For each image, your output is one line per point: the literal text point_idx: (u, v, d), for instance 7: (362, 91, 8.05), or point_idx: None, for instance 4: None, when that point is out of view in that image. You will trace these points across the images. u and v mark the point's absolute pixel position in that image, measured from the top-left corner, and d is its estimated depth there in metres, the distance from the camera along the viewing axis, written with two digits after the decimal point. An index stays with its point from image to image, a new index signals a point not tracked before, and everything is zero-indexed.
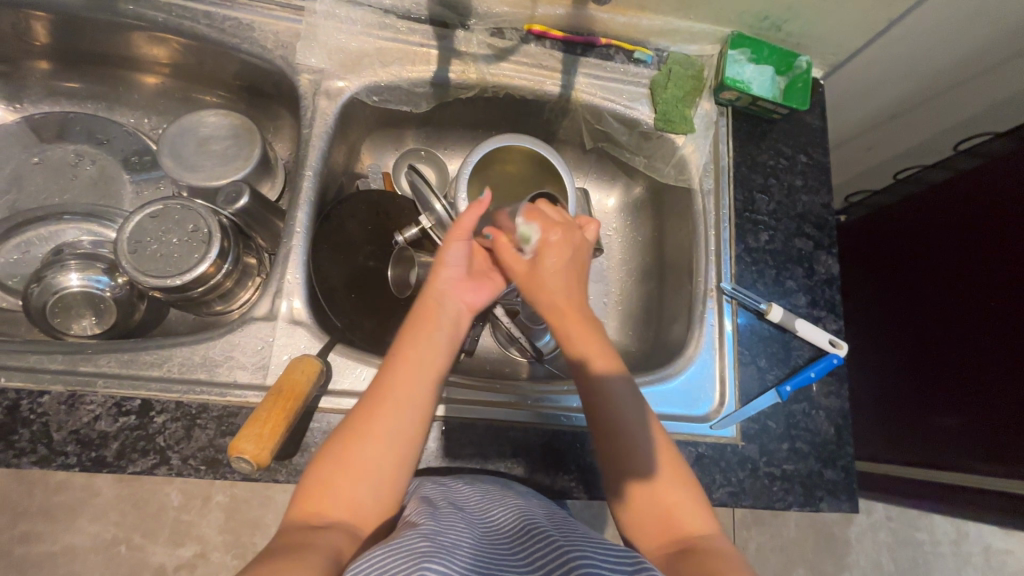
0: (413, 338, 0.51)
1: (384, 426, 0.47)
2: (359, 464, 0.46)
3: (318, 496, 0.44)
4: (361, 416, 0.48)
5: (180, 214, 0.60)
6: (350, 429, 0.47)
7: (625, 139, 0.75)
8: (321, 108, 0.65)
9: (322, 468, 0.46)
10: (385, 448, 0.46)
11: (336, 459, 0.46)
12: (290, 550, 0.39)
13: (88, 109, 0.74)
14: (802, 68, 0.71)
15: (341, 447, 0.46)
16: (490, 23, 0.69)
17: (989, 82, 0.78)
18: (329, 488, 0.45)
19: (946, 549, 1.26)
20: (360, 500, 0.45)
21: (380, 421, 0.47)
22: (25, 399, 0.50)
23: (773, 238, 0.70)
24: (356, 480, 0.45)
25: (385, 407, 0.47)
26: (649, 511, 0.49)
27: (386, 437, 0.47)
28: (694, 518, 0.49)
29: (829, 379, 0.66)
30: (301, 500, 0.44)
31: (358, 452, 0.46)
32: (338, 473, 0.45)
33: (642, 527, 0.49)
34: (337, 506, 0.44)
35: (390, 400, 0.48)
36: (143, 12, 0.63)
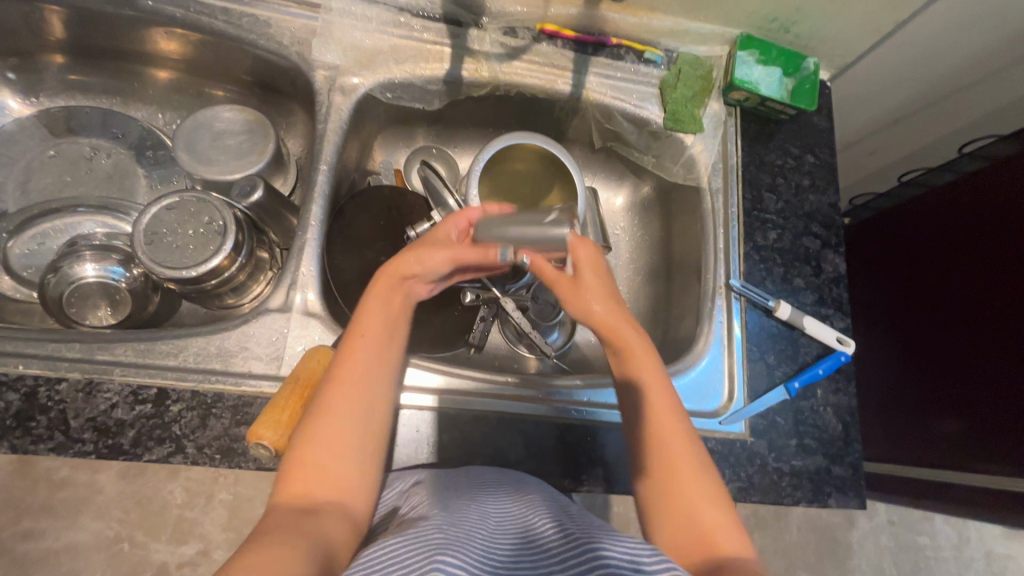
0: (378, 311, 0.50)
1: (349, 395, 0.46)
2: (336, 439, 0.44)
3: (300, 479, 0.42)
4: (330, 391, 0.46)
5: (195, 206, 0.60)
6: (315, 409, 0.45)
7: (634, 138, 0.76)
8: (336, 104, 0.66)
9: (295, 451, 0.43)
10: (361, 420, 0.45)
11: (309, 439, 0.43)
12: (282, 536, 0.37)
13: (103, 104, 0.75)
14: (810, 69, 0.73)
15: (311, 425, 0.44)
16: (503, 22, 0.69)
17: (993, 87, 0.79)
18: (308, 470, 0.42)
19: (948, 554, 1.26)
20: (343, 475, 0.43)
21: (344, 392, 0.46)
22: (42, 386, 0.51)
23: (781, 236, 0.71)
24: (335, 455, 0.43)
25: (352, 380, 0.46)
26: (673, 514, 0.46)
27: (360, 407, 0.46)
28: (725, 534, 0.45)
29: (837, 376, 0.67)
30: (281, 488, 0.42)
31: (334, 427, 0.44)
32: (315, 451, 0.43)
33: (672, 533, 0.46)
34: (321, 485, 0.42)
35: (358, 370, 0.47)
36: (162, 8, 0.64)
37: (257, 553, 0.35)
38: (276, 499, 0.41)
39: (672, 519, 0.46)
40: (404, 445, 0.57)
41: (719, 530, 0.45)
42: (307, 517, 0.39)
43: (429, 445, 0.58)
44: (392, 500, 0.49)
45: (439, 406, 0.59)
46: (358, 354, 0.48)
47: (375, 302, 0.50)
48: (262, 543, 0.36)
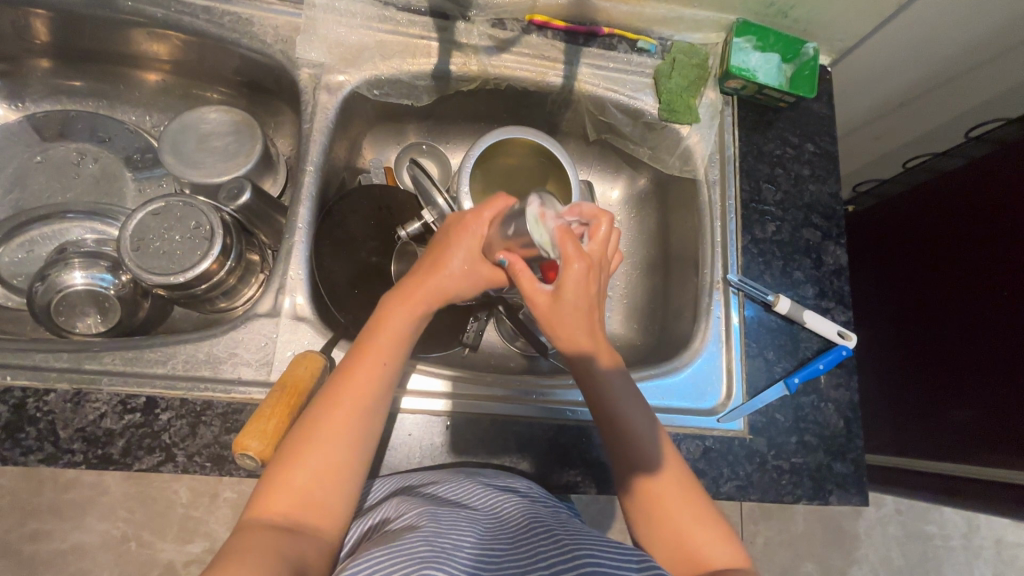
0: (379, 328, 0.49)
1: (338, 419, 0.45)
2: (323, 464, 0.43)
3: (280, 497, 0.42)
4: (318, 412, 0.45)
5: (181, 210, 0.59)
6: (301, 428, 0.44)
7: (629, 130, 0.74)
8: (322, 102, 0.65)
9: (278, 468, 0.43)
10: (346, 448, 0.44)
11: (294, 459, 0.43)
12: (256, 552, 0.37)
13: (90, 108, 0.74)
14: (810, 55, 0.70)
15: (296, 443, 0.43)
16: (491, 14, 0.68)
17: (999, 69, 0.76)
18: (288, 485, 0.42)
19: (956, 543, 1.25)
20: (322, 495, 0.43)
21: (334, 416, 0.45)
22: (31, 397, 0.51)
23: (780, 228, 0.69)
24: (316, 480, 0.42)
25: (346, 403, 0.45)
26: (670, 523, 0.48)
27: (347, 434, 0.45)
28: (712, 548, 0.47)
29: (838, 371, 0.66)
30: (257, 499, 0.42)
31: (321, 450, 0.43)
32: (299, 471, 0.42)
33: (666, 549, 0.48)
34: (301, 506, 0.42)
35: (351, 393, 0.46)
36: (142, 8, 0.62)
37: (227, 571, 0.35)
38: (250, 510, 0.41)
39: (655, 526, 0.48)
40: (397, 449, 0.57)
41: (708, 546, 0.47)
42: (284, 533, 0.40)
43: (423, 448, 0.57)
44: (385, 506, 0.48)
45: (434, 410, 0.59)
46: (356, 375, 0.46)
47: (381, 320, 0.49)
48: (233, 559, 0.36)
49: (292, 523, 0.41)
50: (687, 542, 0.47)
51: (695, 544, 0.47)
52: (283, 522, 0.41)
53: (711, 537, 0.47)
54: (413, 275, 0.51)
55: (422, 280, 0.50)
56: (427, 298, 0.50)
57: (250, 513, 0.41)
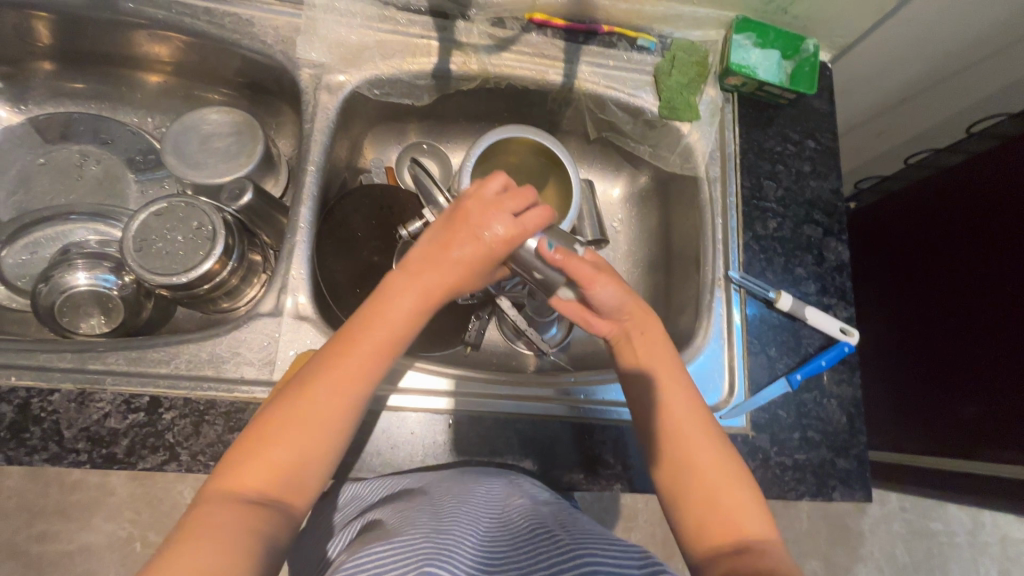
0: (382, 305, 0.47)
1: (322, 400, 0.44)
2: (301, 444, 0.43)
3: (255, 474, 0.41)
4: (303, 392, 0.44)
5: (184, 211, 0.60)
6: (278, 409, 0.43)
7: (629, 127, 0.74)
8: (323, 102, 0.65)
9: (256, 452, 0.42)
10: (333, 429, 0.44)
11: (272, 440, 0.42)
12: (228, 534, 0.38)
13: (92, 109, 0.74)
14: (810, 51, 0.70)
15: (279, 424, 0.43)
16: (490, 13, 0.68)
17: (1000, 64, 0.76)
18: (262, 468, 0.42)
19: (961, 540, 1.25)
20: (293, 479, 0.43)
21: (320, 396, 0.44)
22: (35, 397, 0.51)
23: (782, 224, 0.69)
24: (295, 457, 0.42)
25: (330, 384, 0.45)
26: (694, 505, 0.47)
27: (327, 415, 0.44)
28: (744, 517, 0.45)
29: (841, 367, 0.66)
30: (225, 476, 0.41)
31: (309, 430, 0.43)
32: (280, 448, 0.42)
33: (698, 526, 0.46)
34: (277, 485, 0.42)
35: (336, 373, 0.45)
36: (145, 10, 0.63)
37: (196, 551, 0.36)
38: (218, 488, 0.40)
39: (690, 506, 0.47)
40: (399, 447, 0.57)
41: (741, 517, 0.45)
42: (259, 513, 0.40)
43: (426, 446, 0.58)
44: (386, 505, 0.48)
45: (439, 409, 0.59)
46: (348, 353, 0.46)
47: (389, 300, 0.47)
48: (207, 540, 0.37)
49: (268, 502, 0.41)
50: (718, 513, 0.46)
51: (725, 516, 0.46)
52: (258, 500, 0.40)
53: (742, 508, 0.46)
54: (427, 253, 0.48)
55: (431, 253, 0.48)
56: (442, 285, 0.47)
57: (219, 483, 0.41)
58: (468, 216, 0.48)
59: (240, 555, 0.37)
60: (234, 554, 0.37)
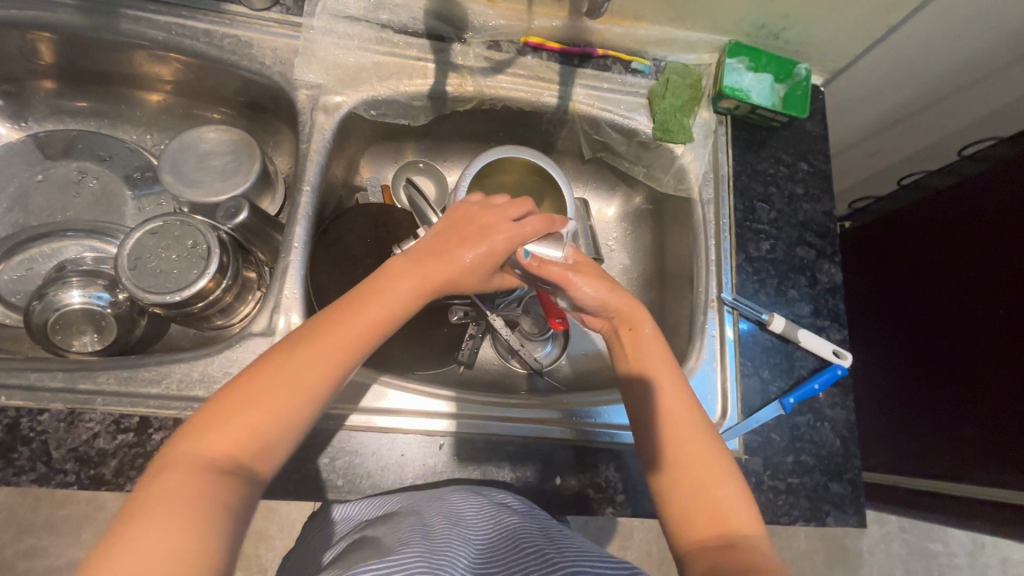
0: (383, 285, 0.48)
1: (306, 370, 0.43)
2: (279, 410, 0.42)
3: (225, 436, 0.40)
4: (293, 354, 0.44)
5: (178, 230, 0.60)
6: (264, 371, 0.43)
7: (624, 149, 0.75)
8: (319, 123, 0.66)
9: (233, 407, 0.41)
10: (312, 404, 0.44)
11: (250, 400, 0.42)
12: (185, 503, 0.37)
13: (91, 127, 0.75)
14: (801, 75, 0.71)
15: (259, 386, 0.42)
16: (486, 36, 0.69)
17: (993, 86, 0.77)
18: (236, 427, 0.41)
19: (961, 561, 1.23)
20: (268, 443, 0.42)
21: (304, 365, 0.43)
22: (24, 417, 0.51)
23: (774, 246, 0.70)
24: (272, 420, 0.42)
25: (319, 352, 0.44)
26: (687, 502, 0.47)
27: (314, 388, 0.44)
28: (733, 510, 0.46)
29: (834, 390, 0.65)
30: (197, 435, 0.40)
31: (291, 396, 0.43)
32: (257, 412, 0.41)
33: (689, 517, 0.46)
34: (246, 448, 0.41)
35: (331, 343, 0.45)
36: (145, 32, 0.64)
37: (154, 524, 0.35)
38: (187, 443, 0.40)
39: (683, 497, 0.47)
40: (389, 469, 0.57)
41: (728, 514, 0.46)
42: (220, 478, 0.39)
43: (417, 468, 0.57)
44: (375, 525, 0.48)
45: (441, 430, 0.59)
46: (344, 323, 0.46)
47: (389, 281, 0.48)
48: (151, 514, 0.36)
49: (235, 466, 0.40)
50: (705, 502, 0.46)
51: (713, 507, 0.46)
52: (225, 464, 0.40)
53: (727, 505, 0.46)
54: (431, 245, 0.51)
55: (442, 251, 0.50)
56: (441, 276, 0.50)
57: (185, 446, 0.40)
58: (473, 218, 0.53)
59: (203, 525, 0.36)
60: (197, 525, 0.36)
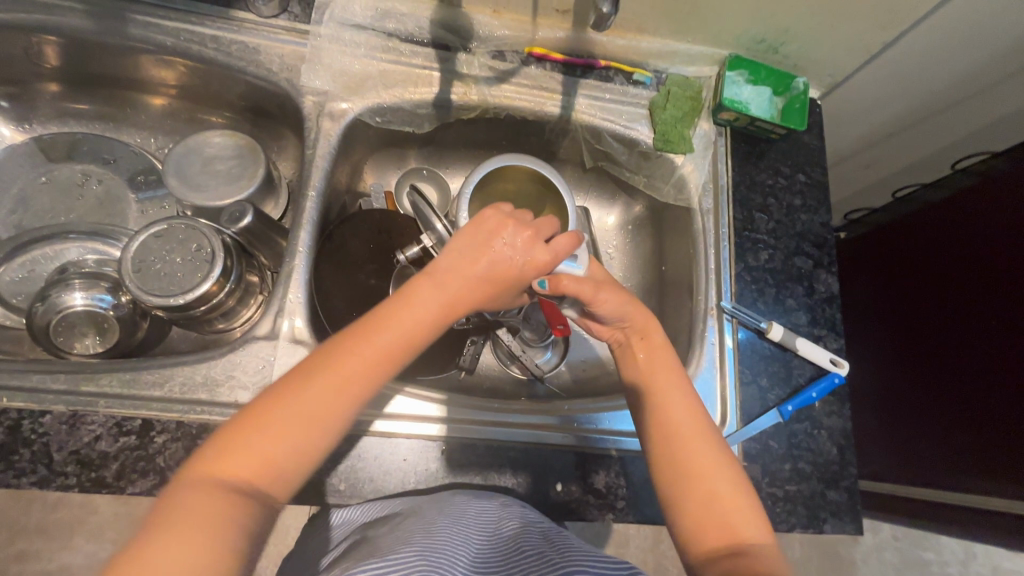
0: (404, 312, 0.46)
1: (322, 397, 0.43)
2: (299, 437, 0.42)
3: (239, 459, 0.40)
4: (314, 380, 0.43)
5: (183, 233, 0.60)
6: (280, 394, 0.42)
7: (625, 158, 0.76)
8: (325, 129, 0.66)
9: (249, 431, 0.41)
10: (326, 433, 0.43)
11: (268, 424, 0.41)
12: (204, 520, 0.37)
13: (96, 130, 0.75)
14: (800, 89, 0.72)
15: (276, 411, 0.42)
16: (491, 46, 0.70)
17: (985, 102, 0.79)
18: (252, 453, 0.40)
19: (954, 570, 1.24)
20: (283, 470, 0.41)
21: (319, 394, 0.43)
22: (26, 419, 0.51)
23: (773, 256, 0.71)
24: (287, 447, 0.41)
25: (341, 379, 0.43)
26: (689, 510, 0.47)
27: (332, 415, 0.43)
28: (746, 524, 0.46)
29: (831, 399, 0.66)
30: (214, 458, 0.40)
31: (307, 423, 0.42)
32: (270, 437, 0.41)
33: (691, 520, 0.47)
34: (260, 473, 0.40)
35: (354, 371, 0.44)
36: (152, 36, 0.64)
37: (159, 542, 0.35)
38: (204, 466, 0.39)
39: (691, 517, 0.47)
40: (391, 474, 0.57)
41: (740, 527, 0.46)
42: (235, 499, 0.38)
43: (417, 473, 0.57)
44: (376, 526, 0.48)
45: (435, 435, 0.59)
46: (364, 349, 0.44)
47: (409, 301, 0.46)
48: (167, 525, 0.36)
49: (248, 489, 0.40)
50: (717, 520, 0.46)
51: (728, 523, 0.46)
52: (237, 484, 0.39)
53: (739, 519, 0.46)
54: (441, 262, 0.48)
55: (458, 264, 0.48)
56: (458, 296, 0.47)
57: (202, 467, 0.39)
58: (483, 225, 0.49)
59: (214, 541, 0.36)
60: (208, 544, 0.36)
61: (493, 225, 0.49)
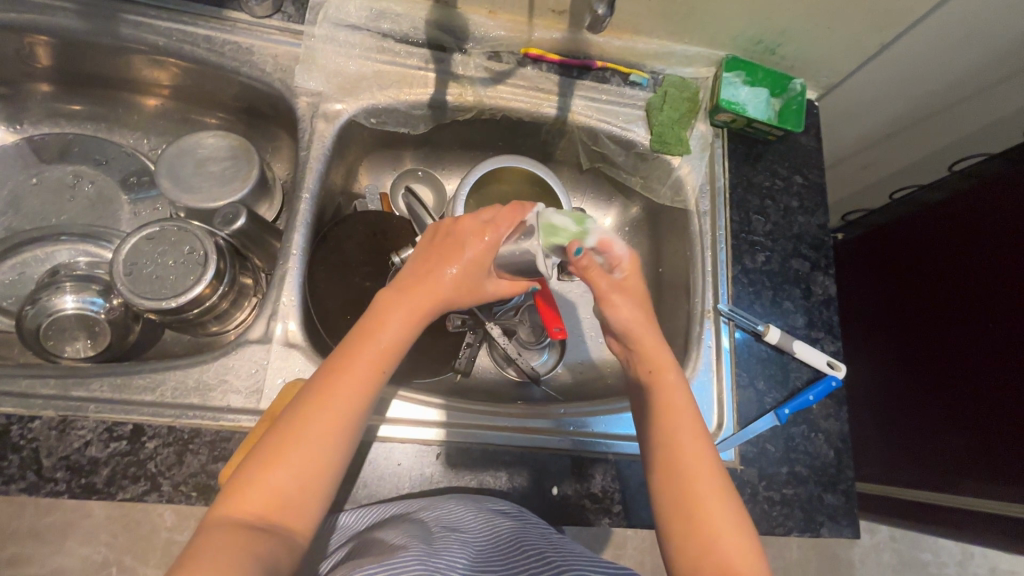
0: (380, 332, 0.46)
1: (319, 425, 0.43)
2: (305, 467, 0.42)
3: (250, 496, 0.40)
4: (308, 410, 0.43)
5: (176, 235, 0.59)
6: (278, 431, 0.42)
7: (621, 159, 0.76)
8: (319, 130, 0.66)
9: (255, 470, 0.41)
10: (332, 457, 0.43)
11: (274, 460, 0.41)
12: (227, 558, 0.36)
13: (88, 131, 0.74)
14: (796, 90, 0.72)
15: (278, 446, 0.42)
16: (487, 47, 0.69)
17: (982, 103, 0.78)
18: (265, 489, 0.40)
19: (951, 571, 1.24)
20: (299, 502, 0.41)
21: (315, 422, 0.43)
22: (14, 424, 0.50)
23: (770, 258, 0.70)
24: (295, 480, 0.41)
25: (333, 406, 0.43)
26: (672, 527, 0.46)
27: (331, 440, 0.43)
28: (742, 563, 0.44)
29: (828, 402, 0.66)
30: (229, 500, 0.40)
31: (308, 453, 0.42)
32: (278, 472, 0.41)
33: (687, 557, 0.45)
34: (276, 509, 0.40)
35: (342, 395, 0.44)
36: (144, 37, 0.64)
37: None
38: (220, 510, 0.39)
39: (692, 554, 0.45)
40: (386, 479, 0.56)
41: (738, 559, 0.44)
42: (254, 536, 0.38)
43: (412, 478, 0.57)
44: (373, 532, 0.47)
45: (432, 439, 0.59)
46: (351, 373, 0.45)
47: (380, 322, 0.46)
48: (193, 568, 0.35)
49: (266, 525, 0.40)
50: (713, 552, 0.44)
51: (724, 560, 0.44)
52: (254, 522, 0.39)
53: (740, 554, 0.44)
54: (411, 279, 0.48)
55: (428, 282, 0.48)
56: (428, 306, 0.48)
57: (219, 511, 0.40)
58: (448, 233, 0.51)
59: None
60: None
61: (461, 238, 0.50)
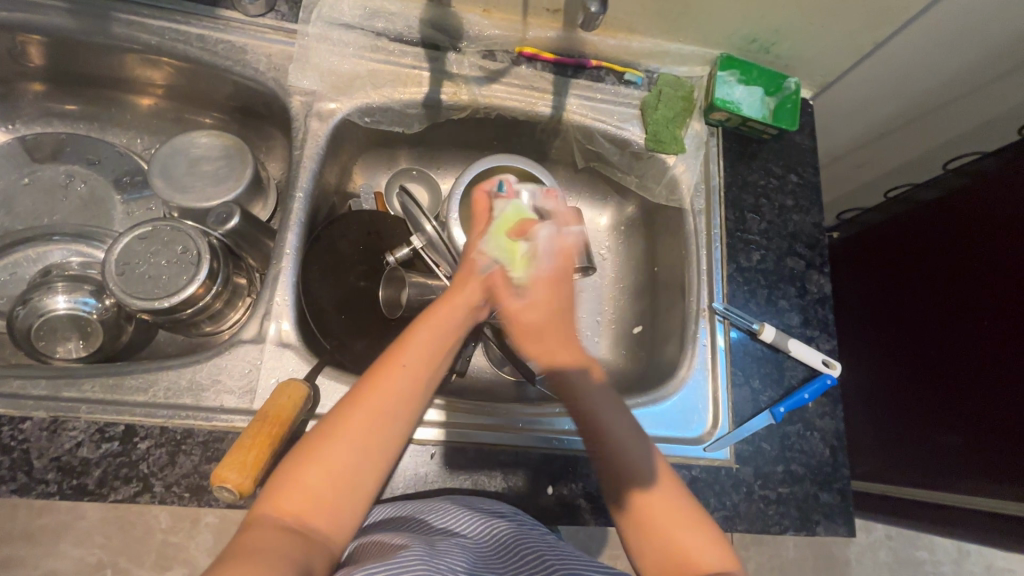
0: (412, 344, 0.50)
1: (358, 429, 0.44)
2: (341, 470, 0.43)
3: (292, 496, 0.41)
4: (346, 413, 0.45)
5: (168, 235, 0.59)
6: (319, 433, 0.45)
7: (616, 158, 0.76)
8: (313, 129, 0.66)
9: (293, 472, 0.43)
10: (371, 461, 0.44)
11: (311, 461, 0.43)
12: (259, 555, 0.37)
13: (81, 130, 0.74)
14: (790, 89, 0.72)
15: (315, 448, 0.43)
16: (482, 46, 0.69)
17: (977, 102, 0.79)
18: (302, 489, 0.42)
19: (947, 569, 1.24)
20: (334, 505, 0.42)
21: (354, 425, 0.44)
22: (5, 426, 0.50)
23: (765, 257, 0.70)
24: (331, 482, 0.42)
25: (372, 411, 0.45)
26: (648, 532, 0.47)
27: (370, 444, 0.44)
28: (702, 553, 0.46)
29: (824, 400, 0.66)
30: (269, 500, 0.41)
31: (348, 455, 0.43)
32: (315, 473, 0.42)
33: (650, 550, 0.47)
34: (311, 509, 0.41)
35: (379, 401, 0.46)
36: (137, 35, 0.63)
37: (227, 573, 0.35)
38: (257, 512, 0.41)
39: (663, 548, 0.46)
40: None
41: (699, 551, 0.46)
42: (290, 537, 0.39)
43: (407, 478, 0.57)
44: (374, 536, 0.47)
45: (428, 439, 0.58)
46: (389, 380, 0.47)
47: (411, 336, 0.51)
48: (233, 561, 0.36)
49: (302, 526, 0.40)
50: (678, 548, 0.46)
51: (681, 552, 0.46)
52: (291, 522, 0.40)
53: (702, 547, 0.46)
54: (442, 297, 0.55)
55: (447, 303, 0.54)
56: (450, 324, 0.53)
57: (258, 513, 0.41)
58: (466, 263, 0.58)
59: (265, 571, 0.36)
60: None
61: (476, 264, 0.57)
